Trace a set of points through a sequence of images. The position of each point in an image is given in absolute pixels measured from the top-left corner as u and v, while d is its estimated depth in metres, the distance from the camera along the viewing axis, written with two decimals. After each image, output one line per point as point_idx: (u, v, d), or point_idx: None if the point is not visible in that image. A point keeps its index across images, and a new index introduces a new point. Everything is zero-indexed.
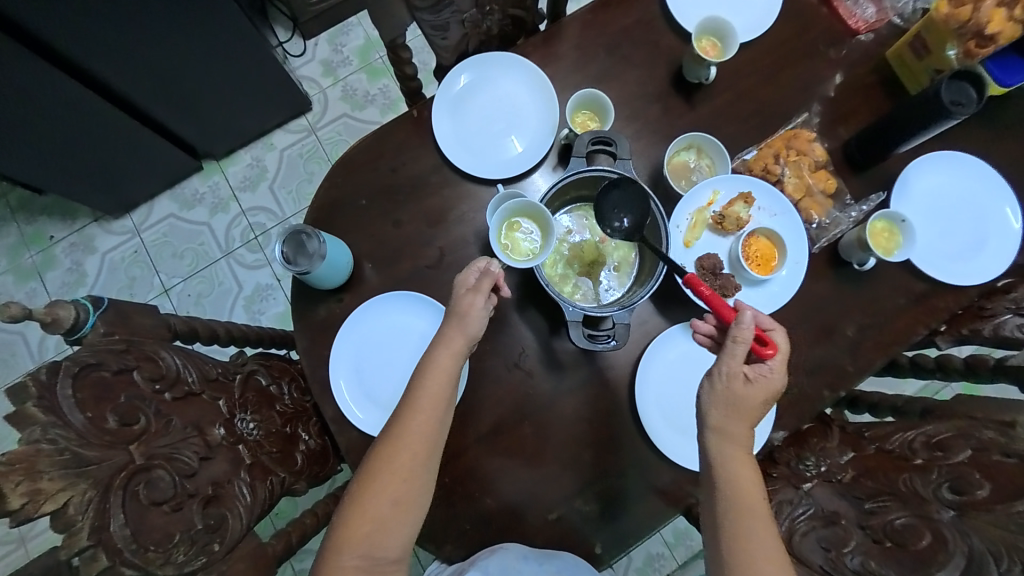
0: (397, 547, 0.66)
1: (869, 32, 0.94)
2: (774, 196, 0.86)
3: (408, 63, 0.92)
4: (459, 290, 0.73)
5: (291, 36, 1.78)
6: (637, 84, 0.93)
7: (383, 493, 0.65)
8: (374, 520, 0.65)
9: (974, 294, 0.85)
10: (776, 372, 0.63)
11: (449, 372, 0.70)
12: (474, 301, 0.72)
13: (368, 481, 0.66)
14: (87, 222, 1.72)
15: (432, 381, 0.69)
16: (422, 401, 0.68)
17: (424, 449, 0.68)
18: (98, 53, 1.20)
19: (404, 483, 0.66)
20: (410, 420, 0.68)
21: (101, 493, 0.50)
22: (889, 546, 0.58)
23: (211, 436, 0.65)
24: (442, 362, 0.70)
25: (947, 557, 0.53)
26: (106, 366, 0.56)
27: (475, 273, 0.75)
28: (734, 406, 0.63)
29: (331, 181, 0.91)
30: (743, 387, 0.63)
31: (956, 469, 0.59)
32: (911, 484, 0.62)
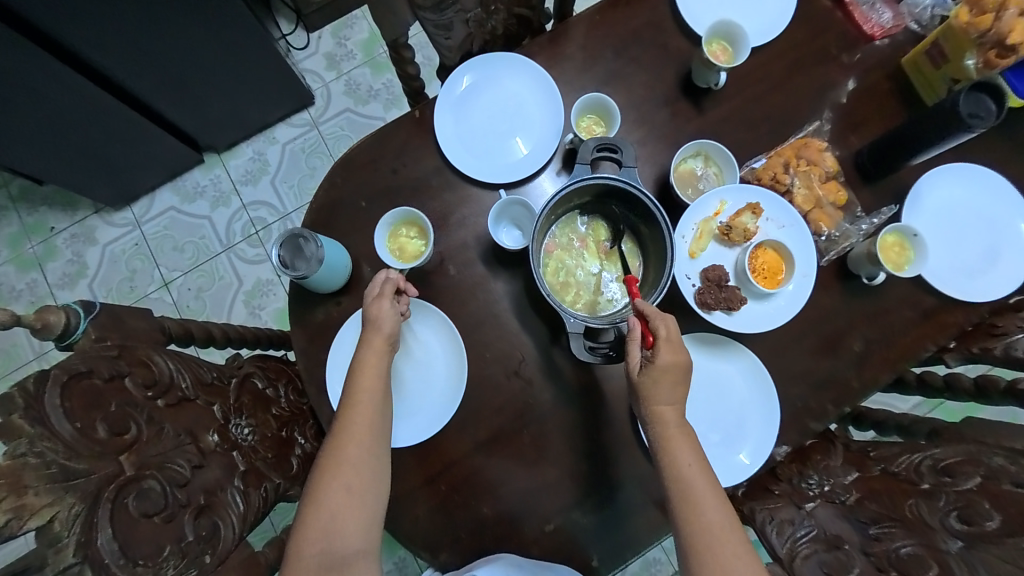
0: (356, 536, 0.66)
1: (884, 37, 0.92)
2: (783, 206, 0.83)
3: (411, 62, 0.90)
4: (367, 298, 0.78)
5: (295, 28, 1.76)
6: (645, 88, 0.91)
7: (335, 484, 0.67)
8: (329, 512, 0.66)
9: (985, 311, 0.83)
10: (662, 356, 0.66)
11: (377, 368, 0.75)
12: (379, 306, 0.77)
13: (321, 475, 0.68)
14: (88, 214, 1.71)
15: (363, 377, 0.73)
16: (357, 395, 0.72)
17: (369, 438, 0.70)
18: (96, 45, 1.18)
19: (354, 471, 0.68)
20: (350, 414, 0.71)
21: (89, 506, 0.49)
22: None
23: (204, 444, 0.64)
24: (370, 361, 0.74)
25: None
26: (97, 373, 0.55)
27: (378, 282, 0.79)
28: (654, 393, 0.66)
29: (331, 181, 0.89)
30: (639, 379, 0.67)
31: (965, 497, 0.57)
32: (917, 510, 0.59)
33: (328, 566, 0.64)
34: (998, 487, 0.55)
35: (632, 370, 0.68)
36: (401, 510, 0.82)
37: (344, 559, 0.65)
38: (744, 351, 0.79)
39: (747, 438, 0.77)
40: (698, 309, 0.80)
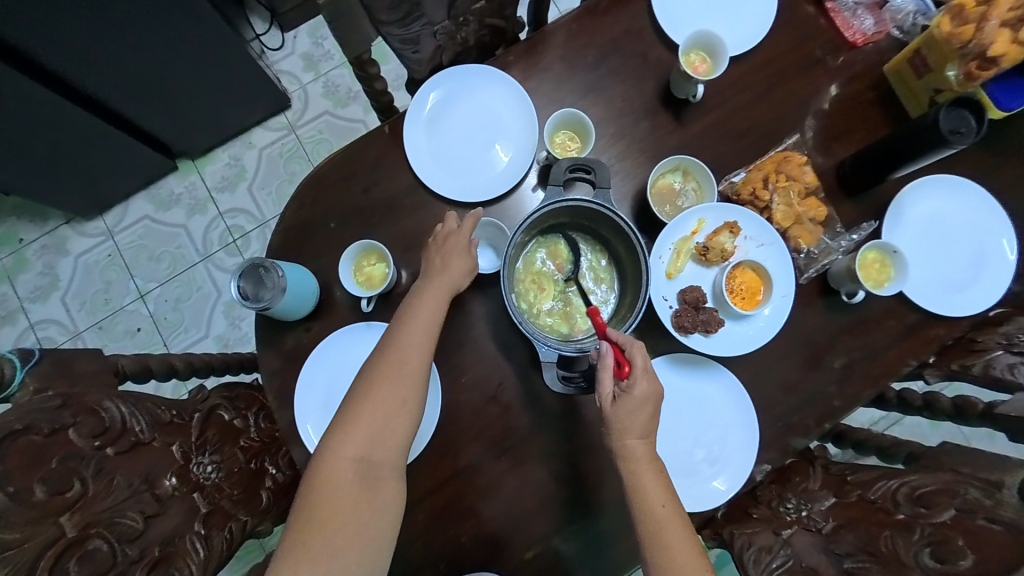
0: (391, 452, 0.67)
1: (867, 44, 0.89)
2: (761, 224, 0.81)
3: (378, 77, 0.87)
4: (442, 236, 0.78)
5: (269, 28, 1.69)
6: (623, 100, 0.88)
7: (377, 399, 0.67)
8: (369, 419, 0.66)
9: (965, 326, 0.82)
10: (637, 386, 0.64)
11: (438, 296, 0.73)
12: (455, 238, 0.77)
13: (364, 389, 0.68)
14: (59, 224, 1.65)
15: (423, 301, 0.72)
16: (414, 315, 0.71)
17: (418, 362, 0.70)
18: (55, 53, 1.12)
19: (402, 389, 0.68)
20: (403, 331, 0.70)
21: None
22: None
23: (161, 489, 0.62)
24: (432, 287, 0.74)
25: None
26: (36, 429, 0.52)
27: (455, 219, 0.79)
28: (620, 427, 0.65)
29: (299, 202, 0.85)
30: (611, 406, 0.65)
31: (940, 532, 0.55)
32: (892, 545, 0.58)
33: (361, 476, 0.65)
34: (971, 523, 0.53)
35: (603, 400, 0.66)
36: None
37: (378, 472, 0.66)
38: (723, 371, 0.78)
39: (726, 464, 0.76)
40: (675, 332, 0.78)
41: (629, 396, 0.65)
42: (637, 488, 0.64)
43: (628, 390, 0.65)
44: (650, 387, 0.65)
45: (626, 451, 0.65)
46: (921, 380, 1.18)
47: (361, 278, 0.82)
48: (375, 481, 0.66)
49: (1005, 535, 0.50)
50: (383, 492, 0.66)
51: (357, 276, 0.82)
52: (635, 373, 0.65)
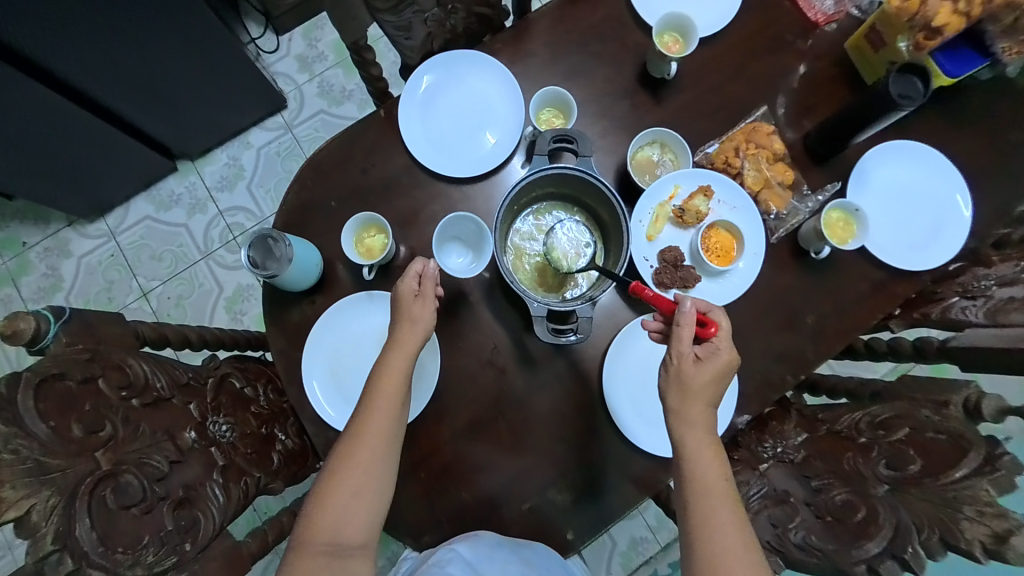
0: (358, 533, 0.68)
1: (829, 23, 0.96)
2: (733, 189, 0.88)
3: (373, 63, 0.93)
4: (405, 298, 0.75)
5: (264, 32, 1.74)
6: (604, 80, 0.94)
7: (345, 478, 0.68)
8: (337, 500, 0.68)
9: (928, 280, 0.88)
10: (723, 350, 0.68)
11: (402, 365, 0.73)
12: (415, 305, 0.75)
13: (327, 476, 0.69)
14: (62, 227, 1.69)
15: (388, 374, 0.73)
16: (379, 392, 0.72)
17: (386, 439, 0.71)
18: (64, 58, 1.17)
19: (366, 469, 0.69)
20: (369, 407, 0.71)
21: (66, 499, 0.51)
22: (829, 521, 0.65)
23: (182, 441, 0.67)
24: (398, 356, 0.73)
25: (877, 530, 0.59)
26: (70, 376, 0.57)
27: (414, 279, 0.76)
28: (693, 391, 0.67)
29: (302, 183, 0.91)
30: (693, 367, 0.67)
31: (894, 447, 0.64)
32: (854, 464, 0.67)
33: (329, 557, 0.66)
34: (924, 438, 0.62)
35: (685, 362, 0.67)
36: None
37: (347, 550, 0.68)
38: None
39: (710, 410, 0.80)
40: (656, 289, 0.84)
41: (715, 356, 0.67)
42: (693, 457, 0.65)
43: (717, 351, 0.67)
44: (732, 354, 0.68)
45: (687, 417, 0.67)
46: (888, 333, 1.26)
47: (362, 249, 0.87)
48: (344, 560, 0.67)
49: (947, 444, 0.59)
50: (353, 570, 0.67)
51: (358, 247, 0.87)
52: (720, 335, 0.69)
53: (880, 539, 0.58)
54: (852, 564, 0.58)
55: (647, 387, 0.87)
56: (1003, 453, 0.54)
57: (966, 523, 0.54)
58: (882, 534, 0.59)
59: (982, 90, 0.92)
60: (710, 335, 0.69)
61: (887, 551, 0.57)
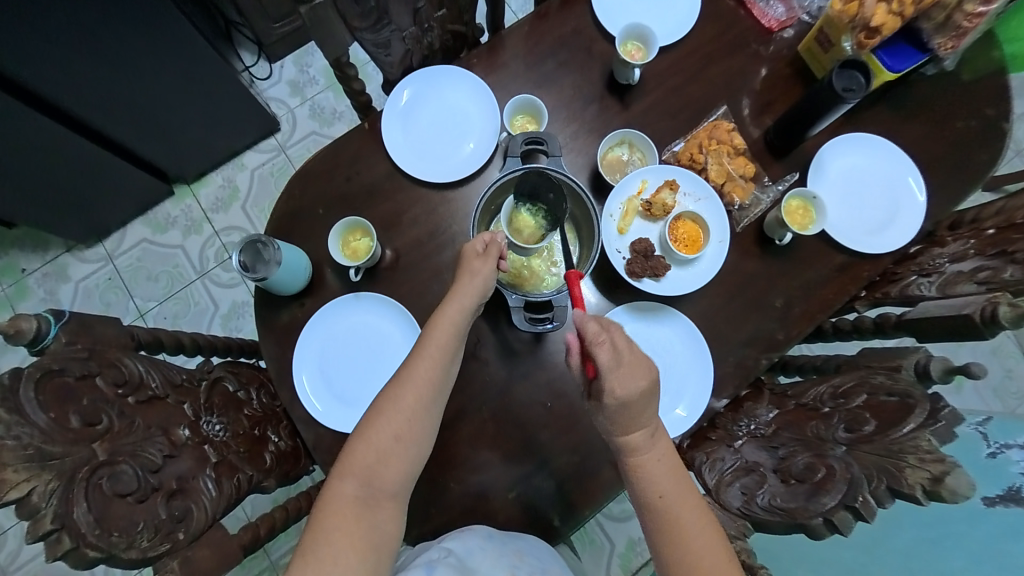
0: (395, 481, 0.69)
1: (782, 29, 1.02)
2: (697, 182, 0.94)
3: (356, 79, 0.98)
4: (468, 255, 0.78)
5: (257, 60, 1.83)
6: (573, 88, 1.00)
7: (388, 425, 0.70)
8: (373, 449, 0.69)
9: (888, 262, 0.92)
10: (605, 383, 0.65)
11: (454, 322, 0.75)
12: (479, 262, 0.77)
13: (371, 417, 0.71)
14: (60, 252, 1.73)
15: (440, 328, 0.74)
16: (428, 346, 0.73)
17: (429, 393, 0.72)
18: (67, 90, 1.23)
19: (409, 420, 0.70)
20: (420, 359, 0.72)
21: (64, 483, 0.55)
22: (791, 484, 0.68)
23: (176, 436, 0.70)
24: (451, 312, 0.75)
25: (833, 484, 0.63)
26: (69, 372, 0.61)
27: (482, 243, 0.79)
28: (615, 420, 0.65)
29: (290, 193, 0.96)
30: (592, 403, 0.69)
31: (852, 412, 0.69)
32: (816, 430, 0.72)
33: (362, 503, 0.67)
34: (878, 401, 0.67)
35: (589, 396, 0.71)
36: None
37: (379, 499, 0.68)
38: (677, 315, 0.88)
39: (684, 393, 0.86)
40: (628, 278, 0.89)
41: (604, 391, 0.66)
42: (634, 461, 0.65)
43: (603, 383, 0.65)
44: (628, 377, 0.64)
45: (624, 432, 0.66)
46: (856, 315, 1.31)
47: (349, 251, 0.92)
48: (375, 509, 0.67)
49: (897, 404, 0.64)
50: (382, 520, 0.67)
51: (345, 250, 0.92)
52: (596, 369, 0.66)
53: (836, 493, 0.62)
54: (810, 518, 0.63)
55: None
56: (944, 406, 0.59)
57: (909, 470, 0.58)
58: (837, 488, 0.62)
59: (927, 84, 0.99)
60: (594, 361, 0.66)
61: (841, 503, 0.62)
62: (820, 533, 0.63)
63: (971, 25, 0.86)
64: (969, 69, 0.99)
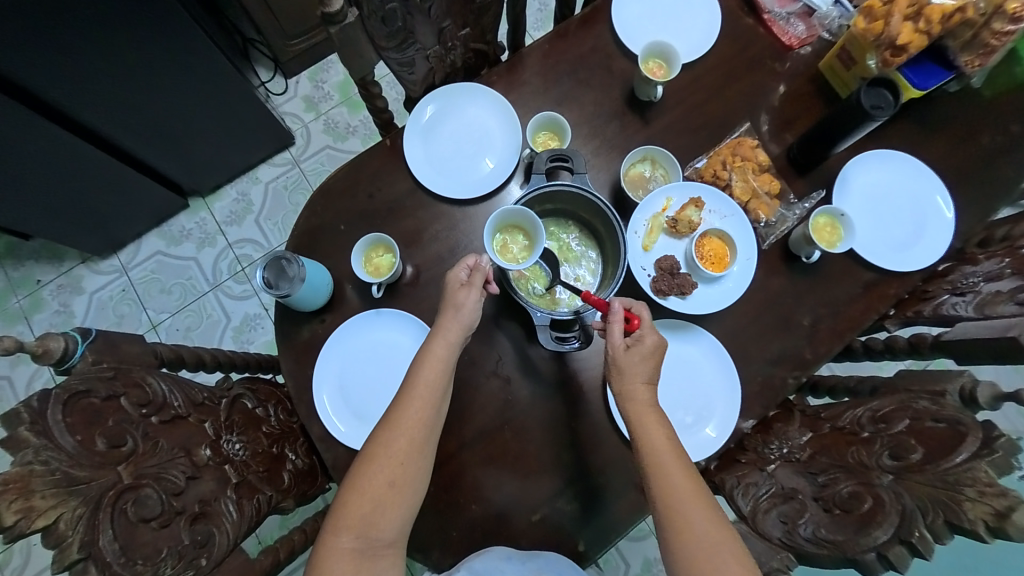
0: (392, 530, 0.68)
1: (802, 46, 1.03)
2: (722, 199, 0.93)
3: (378, 97, 0.99)
4: (452, 286, 0.78)
5: (274, 76, 1.86)
6: (594, 105, 1.00)
7: (379, 474, 0.68)
8: (368, 500, 0.67)
9: (917, 279, 0.91)
10: (647, 335, 0.74)
11: (442, 359, 0.74)
12: (468, 294, 0.77)
13: (361, 464, 0.69)
14: (76, 264, 1.74)
15: (428, 368, 0.73)
16: (417, 387, 0.72)
17: (421, 435, 0.71)
18: (88, 104, 1.26)
19: (403, 466, 0.69)
20: (409, 401, 0.72)
21: (91, 509, 0.54)
22: (837, 514, 0.67)
23: (198, 457, 0.68)
24: (438, 349, 0.75)
25: (884, 517, 0.62)
26: (95, 393, 0.60)
27: (465, 270, 0.79)
28: (631, 374, 0.73)
29: (312, 209, 0.96)
30: (623, 353, 0.73)
31: (897, 438, 0.67)
32: (858, 456, 0.70)
33: (362, 555, 0.66)
34: (924, 425, 0.65)
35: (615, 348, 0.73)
36: None
37: (378, 549, 0.67)
38: (701, 332, 0.87)
39: (712, 413, 0.84)
40: (654, 296, 0.88)
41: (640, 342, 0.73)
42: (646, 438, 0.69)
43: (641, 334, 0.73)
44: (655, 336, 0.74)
45: (633, 397, 0.72)
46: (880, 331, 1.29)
47: (373, 266, 0.91)
48: (374, 559, 0.67)
49: (947, 430, 0.62)
50: (383, 568, 0.67)
51: (370, 266, 0.91)
52: (644, 325, 0.74)
53: (888, 526, 0.61)
54: (862, 553, 0.61)
55: None
56: (998, 435, 0.57)
57: (969, 504, 0.56)
58: (889, 521, 0.61)
59: (951, 100, 0.98)
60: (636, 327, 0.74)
61: (895, 537, 0.60)
62: (875, 568, 0.61)
63: (999, 42, 0.86)
64: (993, 86, 0.98)
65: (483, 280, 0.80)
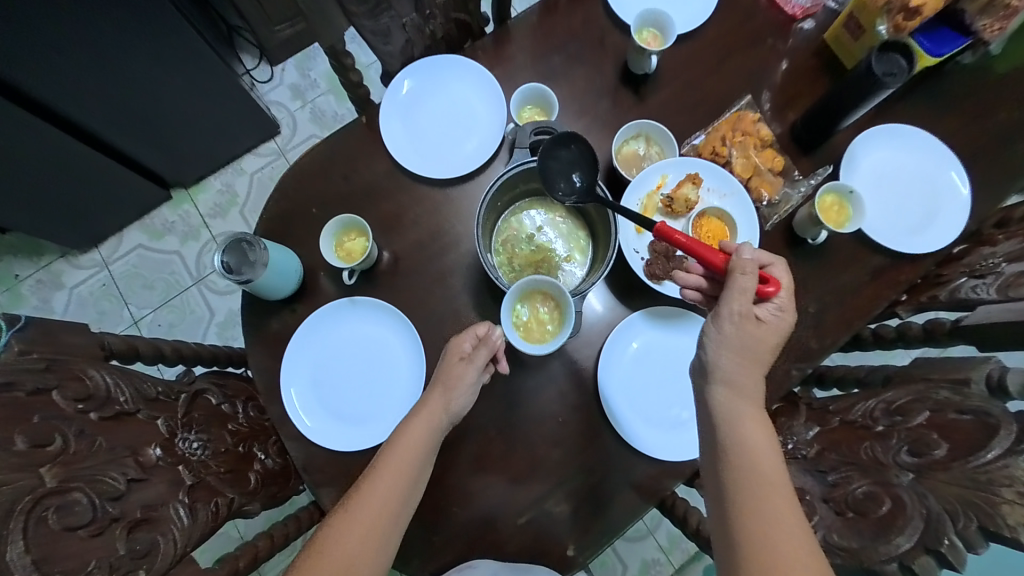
0: None
1: (806, 17, 0.96)
2: (721, 176, 0.87)
3: (354, 70, 0.93)
4: (452, 356, 0.72)
5: (258, 63, 1.79)
6: (585, 80, 0.93)
7: (354, 528, 0.61)
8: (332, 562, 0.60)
9: (930, 263, 0.85)
10: (785, 309, 0.65)
11: (425, 438, 0.68)
12: (463, 370, 0.71)
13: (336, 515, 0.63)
14: (54, 258, 1.67)
15: (408, 435, 0.67)
16: (408, 441, 0.67)
17: (401, 497, 0.65)
18: (57, 88, 1.18)
19: (377, 522, 0.62)
20: (399, 452, 0.67)
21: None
22: (849, 517, 0.63)
23: (144, 458, 0.63)
24: (423, 421, 0.69)
25: (906, 521, 0.56)
26: (19, 386, 0.54)
27: (471, 340, 0.73)
28: (753, 350, 0.63)
29: (282, 192, 0.89)
30: (753, 325, 0.64)
31: (915, 432, 0.62)
32: (872, 452, 0.64)
33: None
34: (944, 418, 0.60)
35: (737, 314, 0.63)
36: None
37: None
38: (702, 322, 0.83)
39: None
40: (648, 281, 0.84)
41: (775, 317, 0.64)
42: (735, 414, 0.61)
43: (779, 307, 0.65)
44: (790, 313, 0.66)
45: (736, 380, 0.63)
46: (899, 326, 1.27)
47: (347, 250, 0.85)
48: None
49: (972, 423, 0.57)
50: None
51: (343, 251, 0.85)
52: (781, 294, 0.66)
53: (911, 533, 0.55)
54: (883, 562, 0.56)
55: (648, 384, 0.83)
56: None
57: (1006, 507, 0.50)
58: (912, 525, 0.55)
59: (965, 73, 0.92)
60: (770, 294, 0.66)
61: (920, 544, 0.54)
62: None
63: (1020, 4, 0.79)
64: (1012, 58, 0.92)
65: (487, 357, 0.74)
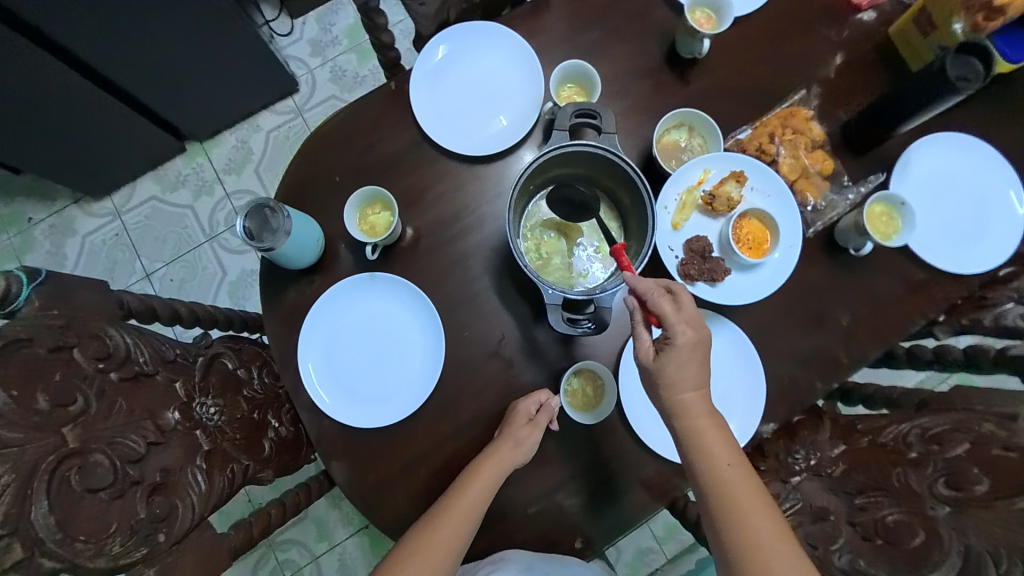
0: None
1: (872, 7, 0.88)
2: (767, 176, 0.83)
3: (384, 30, 0.87)
4: (518, 418, 0.74)
5: (278, 14, 1.70)
6: (628, 59, 0.88)
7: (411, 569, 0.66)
8: None
9: (975, 283, 0.81)
10: (676, 332, 0.62)
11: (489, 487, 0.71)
12: (529, 434, 0.73)
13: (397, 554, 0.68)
14: (67, 205, 1.65)
15: (475, 485, 0.71)
16: (466, 492, 0.71)
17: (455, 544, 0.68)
18: (68, 23, 1.13)
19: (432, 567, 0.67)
20: (458, 501, 0.70)
21: (22, 478, 0.48)
22: (880, 544, 0.63)
23: (163, 421, 0.63)
24: (488, 472, 0.71)
25: (943, 557, 0.56)
26: (38, 344, 0.53)
27: (534, 405, 0.75)
28: (673, 381, 0.63)
29: (304, 157, 0.86)
30: (655, 363, 0.64)
31: (954, 463, 0.61)
32: (905, 479, 0.64)
33: None
34: (987, 451, 0.59)
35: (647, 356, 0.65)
36: (378, 495, 0.79)
37: None
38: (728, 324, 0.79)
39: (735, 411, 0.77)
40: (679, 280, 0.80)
41: (671, 343, 0.63)
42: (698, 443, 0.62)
43: (671, 335, 0.63)
44: (685, 330, 0.62)
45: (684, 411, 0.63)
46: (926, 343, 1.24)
47: (371, 224, 0.82)
48: None
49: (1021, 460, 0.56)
50: None
51: (367, 224, 0.82)
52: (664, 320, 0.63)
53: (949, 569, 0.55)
54: None
55: None
56: None
57: None
58: (950, 562, 0.55)
59: None
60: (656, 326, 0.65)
61: None
62: None
63: None
64: None
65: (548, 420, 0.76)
